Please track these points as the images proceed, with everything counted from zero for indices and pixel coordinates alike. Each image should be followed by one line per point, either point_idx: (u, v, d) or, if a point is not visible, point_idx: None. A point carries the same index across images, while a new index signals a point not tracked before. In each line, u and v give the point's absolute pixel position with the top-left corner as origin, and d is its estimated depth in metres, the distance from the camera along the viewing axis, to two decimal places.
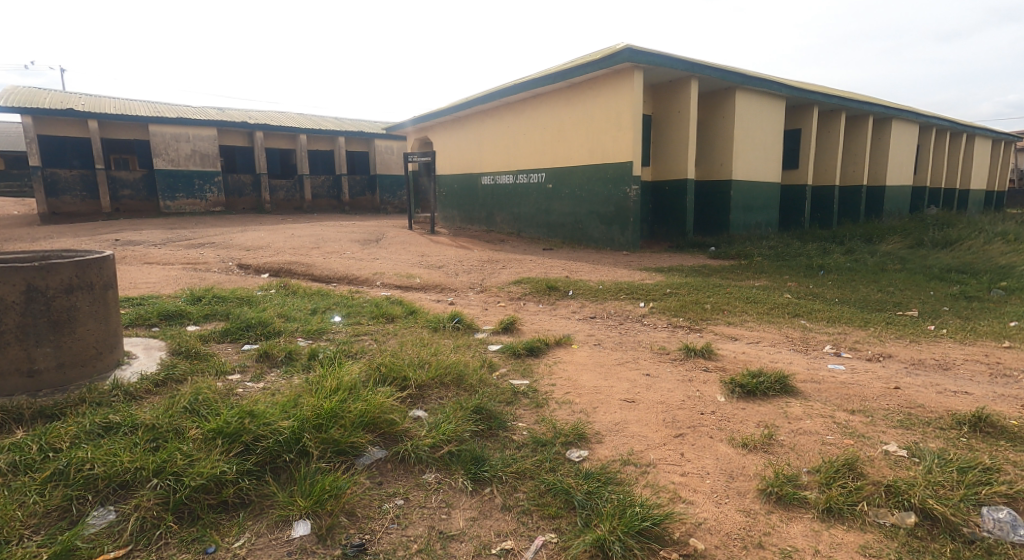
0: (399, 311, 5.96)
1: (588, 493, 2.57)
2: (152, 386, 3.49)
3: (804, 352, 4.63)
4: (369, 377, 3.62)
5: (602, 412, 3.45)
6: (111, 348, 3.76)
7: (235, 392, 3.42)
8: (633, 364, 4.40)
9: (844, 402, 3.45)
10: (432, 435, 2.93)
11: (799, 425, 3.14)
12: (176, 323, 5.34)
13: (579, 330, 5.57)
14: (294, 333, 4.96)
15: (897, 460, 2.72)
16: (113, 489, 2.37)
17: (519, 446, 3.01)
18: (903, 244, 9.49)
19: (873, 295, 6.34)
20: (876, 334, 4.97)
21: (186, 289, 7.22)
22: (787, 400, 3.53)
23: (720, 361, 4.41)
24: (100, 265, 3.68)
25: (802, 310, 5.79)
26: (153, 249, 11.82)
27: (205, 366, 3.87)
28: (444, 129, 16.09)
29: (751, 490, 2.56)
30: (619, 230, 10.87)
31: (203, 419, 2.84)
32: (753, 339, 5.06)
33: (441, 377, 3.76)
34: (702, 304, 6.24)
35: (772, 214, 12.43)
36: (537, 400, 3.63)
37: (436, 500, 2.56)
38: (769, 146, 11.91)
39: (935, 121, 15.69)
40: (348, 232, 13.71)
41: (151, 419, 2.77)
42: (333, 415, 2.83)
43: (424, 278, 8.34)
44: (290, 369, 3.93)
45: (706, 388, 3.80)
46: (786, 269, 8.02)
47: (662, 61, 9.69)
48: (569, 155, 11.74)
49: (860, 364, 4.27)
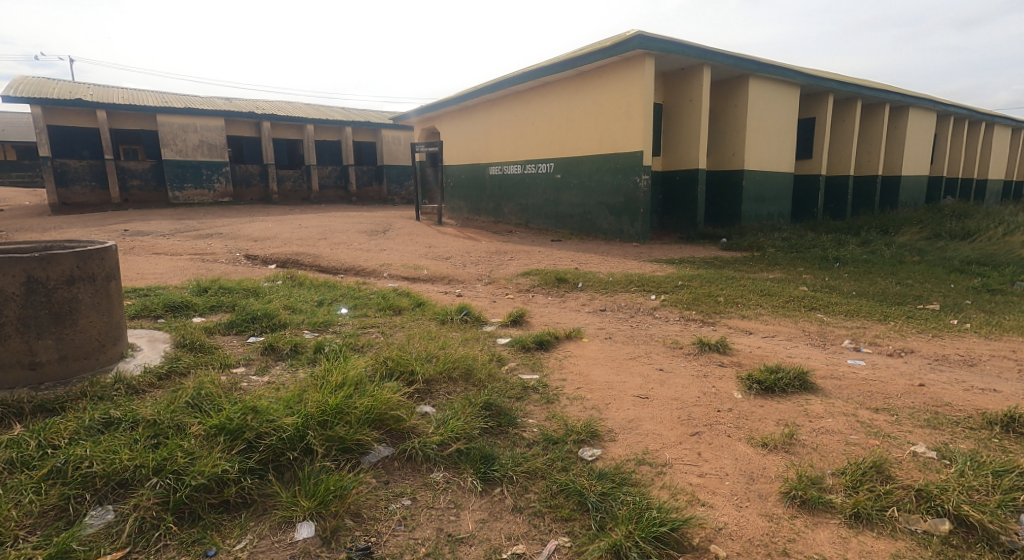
0: (407, 303, 5.88)
1: (602, 494, 2.47)
2: (155, 379, 3.42)
3: (822, 346, 4.51)
4: (374, 371, 3.54)
5: (615, 409, 3.36)
6: (115, 341, 3.69)
7: (239, 386, 3.35)
8: (646, 358, 4.29)
9: (867, 400, 3.34)
10: (441, 432, 2.85)
11: (820, 424, 3.03)
12: (181, 315, 5.28)
13: (590, 323, 5.47)
14: (299, 326, 4.87)
15: (926, 461, 2.61)
16: (112, 487, 2.26)
17: (530, 444, 2.93)
18: (919, 235, 9.29)
19: (891, 287, 6.18)
20: (896, 328, 4.83)
21: (192, 280, 7.18)
22: (807, 397, 3.41)
23: (735, 356, 4.30)
24: (102, 256, 3.60)
25: (817, 303, 5.66)
26: (160, 239, 11.83)
27: (209, 359, 3.80)
28: (451, 118, 15.94)
29: (772, 492, 2.46)
30: (628, 221, 10.73)
31: (205, 414, 2.76)
32: (769, 333, 4.94)
33: (449, 371, 3.67)
34: (714, 296, 6.13)
35: (784, 206, 12.24)
36: (548, 396, 3.54)
37: (444, 501, 2.48)
38: (782, 135, 11.70)
39: (953, 109, 15.34)
40: (355, 223, 13.64)
41: (152, 416, 2.69)
42: (338, 411, 2.76)
43: (430, 269, 8.27)
44: (294, 362, 3.85)
45: (722, 383, 3.69)
46: (800, 260, 7.87)
47: (675, 48, 9.49)
48: (578, 145, 11.58)
49: (881, 359, 4.15)
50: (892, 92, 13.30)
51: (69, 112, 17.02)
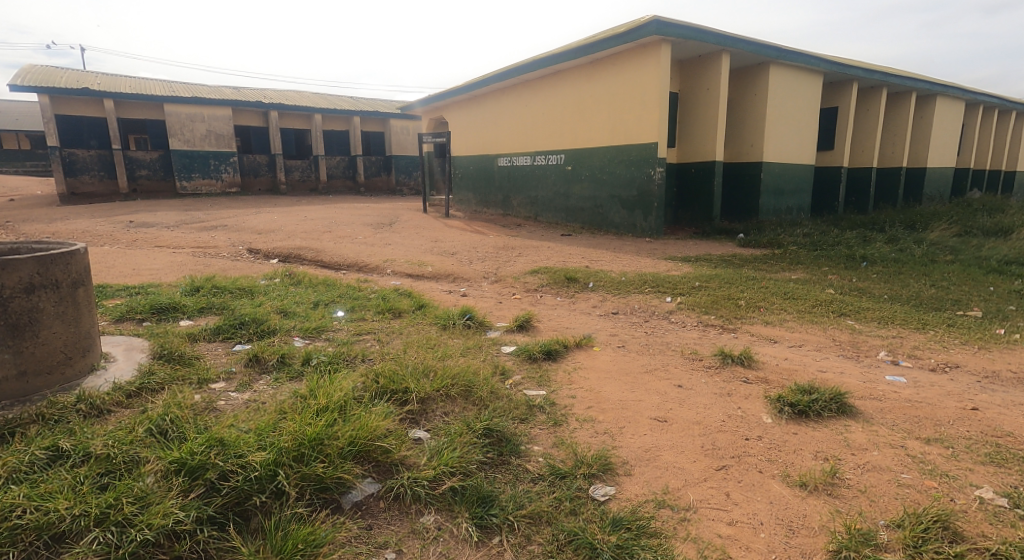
0: (407, 304, 5.55)
1: (618, 549, 2.15)
2: (124, 397, 3.10)
3: (855, 359, 4.15)
4: (364, 388, 3.22)
5: (630, 434, 3.01)
6: (84, 352, 3.38)
7: (213, 407, 3.04)
8: (662, 372, 3.92)
9: (915, 428, 2.95)
10: (434, 466, 2.53)
11: (865, 458, 2.66)
12: (167, 318, 4.97)
13: (602, 328, 5.11)
14: (290, 332, 4.54)
15: (996, 511, 2.24)
16: (45, 542, 1.95)
17: (534, 479, 2.59)
18: (950, 231, 8.82)
19: (926, 291, 5.77)
20: (936, 339, 4.43)
21: (187, 278, 6.88)
22: (846, 423, 3.04)
23: (761, 370, 3.92)
24: (67, 260, 3.29)
25: (847, 308, 5.26)
26: (164, 231, 11.58)
27: (187, 373, 3.47)
28: (460, 108, 15.54)
29: (818, 550, 2.12)
30: (641, 215, 10.33)
31: (166, 445, 2.44)
32: (795, 342, 4.57)
33: (446, 388, 3.33)
34: (735, 299, 5.73)
35: (804, 199, 11.77)
36: (555, 417, 3.19)
37: (434, 554, 2.15)
38: (803, 124, 11.20)
39: (983, 97, 14.69)
40: (361, 215, 13.32)
41: (105, 449, 2.36)
42: (317, 442, 2.43)
43: (435, 266, 7.92)
44: (280, 377, 3.53)
45: (749, 404, 3.32)
46: (825, 259, 7.46)
47: (693, 34, 9.03)
48: (590, 135, 11.16)
49: (923, 376, 3.78)
50: (919, 80, 12.74)
51: (77, 101, 16.77)
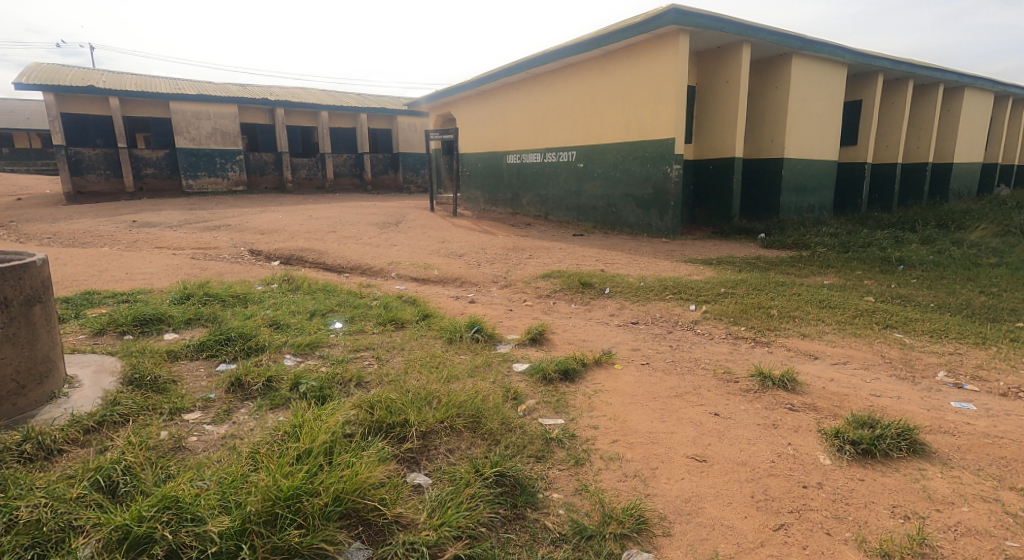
0: (411, 314, 5.10)
1: None
2: (81, 433, 2.70)
3: (912, 382, 3.66)
4: (357, 422, 2.79)
5: (665, 477, 2.57)
6: (41, 378, 2.98)
7: (180, 446, 2.62)
8: (694, 397, 3.46)
9: (1006, 475, 2.50)
10: (436, 525, 2.11)
11: (954, 517, 2.24)
12: (151, 332, 4.56)
13: (622, 341, 4.66)
14: (281, 349, 4.12)
15: None
16: None
17: (556, 541, 2.17)
18: (991, 231, 8.28)
19: (976, 299, 5.27)
20: (1001, 356, 3.95)
21: (181, 284, 6.49)
22: (921, 467, 2.58)
23: (805, 395, 3.45)
24: (19, 274, 2.88)
25: (892, 318, 4.78)
26: (166, 231, 11.20)
27: (158, 401, 3.06)
28: (468, 104, 15.09)
29: None
30: (657, 214, 9.85)
31: (111, 506, 2.03)
32: (839, 358, 4.11)
33: (451, 419, 2.88)
34: (766, 308, 5.25)
35: (827, 197, 11.23)
36: (576, 455, 2.75)
37: None
38: (827, 117, 10.67)
39: (1012, 90, 14.07)
40: (367, 214, 12.90)
41: (35, 513, 1.96)
42: (294, 499, 2.02)
43: (442, 269, 7.49)
44: (263, 405, 3.11)
45: (800, 440, 2.86)
46: (858, 261, 6.98)
47: (713, 24, 8.55)
48: (603, 131, 10.69)
49: (995, 402, 3.31)
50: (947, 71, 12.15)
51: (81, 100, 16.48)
